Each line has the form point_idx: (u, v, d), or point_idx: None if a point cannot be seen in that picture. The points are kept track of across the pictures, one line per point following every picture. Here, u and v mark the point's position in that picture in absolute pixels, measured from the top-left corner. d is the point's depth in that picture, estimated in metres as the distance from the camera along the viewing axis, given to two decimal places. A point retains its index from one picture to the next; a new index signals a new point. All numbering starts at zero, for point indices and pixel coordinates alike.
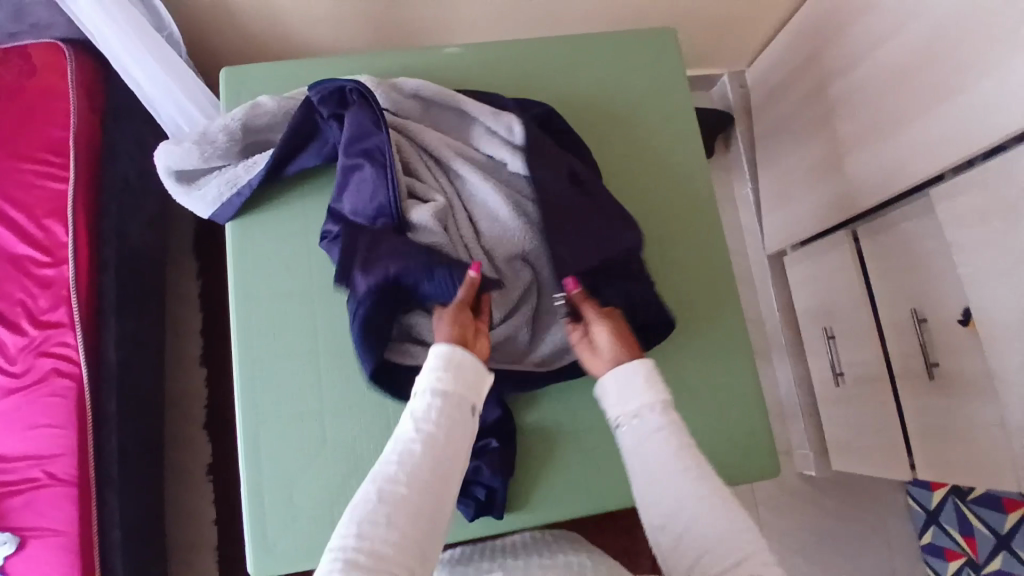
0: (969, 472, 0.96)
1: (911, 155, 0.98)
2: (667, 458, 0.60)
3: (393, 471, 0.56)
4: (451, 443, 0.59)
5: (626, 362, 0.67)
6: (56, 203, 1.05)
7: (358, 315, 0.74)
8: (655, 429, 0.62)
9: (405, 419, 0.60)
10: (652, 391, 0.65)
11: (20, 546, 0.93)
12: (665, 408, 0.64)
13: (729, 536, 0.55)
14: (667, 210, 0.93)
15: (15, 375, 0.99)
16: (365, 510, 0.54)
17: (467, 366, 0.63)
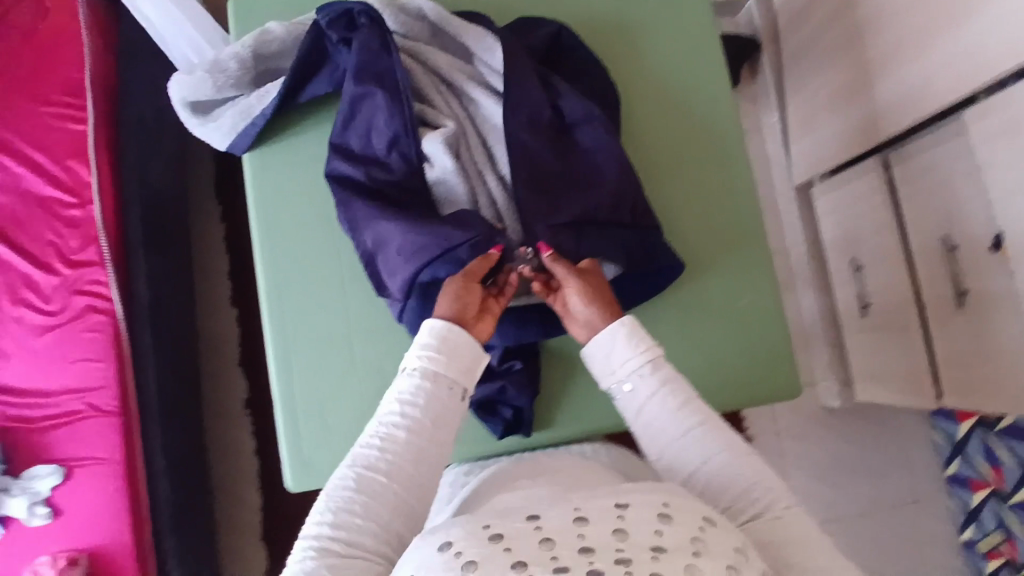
0: (999, 398, 0.96)
1: (943, 71, 0.94)
2: (662, 407, 0.62)
3: (374, 456, 0.55)
4: (439, 421, 0.58)
5: (608, 329, 0.66)
6: (78, 144, 1.08)
7: (371, 261, 0.75)
8: (645, 384, 0.63)
9: (389, 400, 0.59)
10: (638, 346, 0.65)
11: (66, 476, 0.98)
12: (653, 367, 0.64)
13: (726, 456, 0.60)
14: (691, 134, 0.90)
15: (51, 313, 1.03)
16: (344, 492, 0.54)
17: (457, 344, 0.61)
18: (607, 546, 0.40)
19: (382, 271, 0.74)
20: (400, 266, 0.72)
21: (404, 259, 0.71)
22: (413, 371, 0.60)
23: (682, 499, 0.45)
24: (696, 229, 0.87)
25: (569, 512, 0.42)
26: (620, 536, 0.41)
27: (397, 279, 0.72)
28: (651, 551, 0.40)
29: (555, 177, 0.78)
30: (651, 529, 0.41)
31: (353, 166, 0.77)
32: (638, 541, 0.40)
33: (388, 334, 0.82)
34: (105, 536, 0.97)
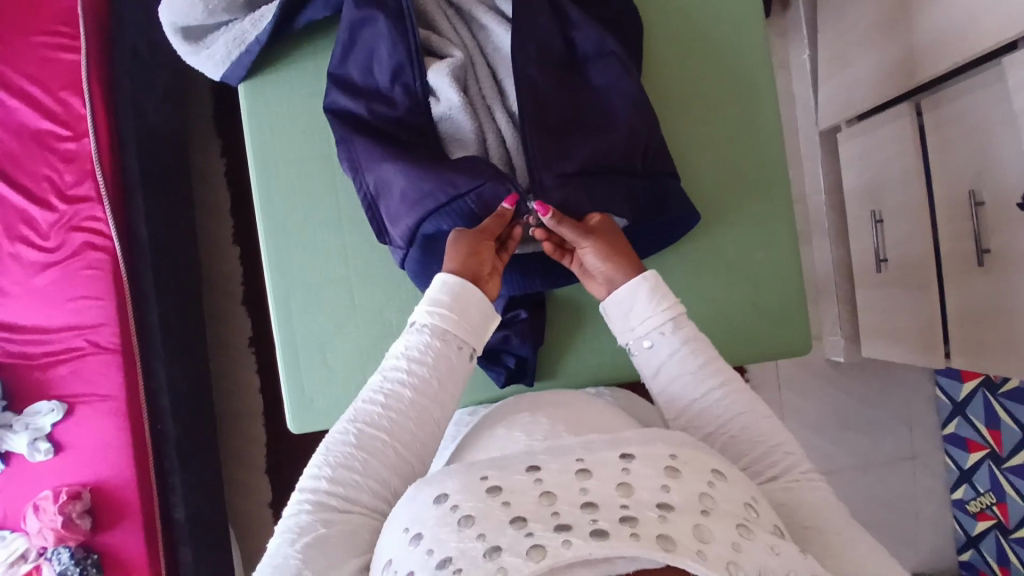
0: (1012, 360, 0.95)
1: (993, 13, 0.87)
2: (685, 362, 0.60)
3: (376, 412, 0.54)
4: (444, 380, 0.57)
5: (630, 285, 0.64)
6: (72, 76, 1.02)
7: (373, 205, 0.72)
8: (666, 340, 0.62)
9: (396, 356, 0.57)
10: (659, 302, 0.63)
11: (68, 413, 0.99)
12: (675, 325, 0.62)
13: (750, 415, 0.58)
14: (714, 74, 0.85)
15: (50, 251, 1.01)
16: (344, 447, 0.53)
17: (466, 302, 0.60)
18: (610, 502, 0.39)
19: (385, 217, 0.71)
20: (404, 212, 0.69)
21: (407, 206, 0.68)
22: (421, 327, 0.58)
23: (691, 451, 0.44)
24: (714, 177, 0.84)
25: (571, 464, 0.42)
26: (625, 491, 0.40)
27: (400, 225, 0.69)
28: (657, 509, 0.38)
29: (568, 114, 0.74)
30: (658, 484, 0.40)
31: (354, 101, 0.73)
32: (643, 497, 0.39)
33: (393, 278, 0.80)
34: (110, 470, 0.99)
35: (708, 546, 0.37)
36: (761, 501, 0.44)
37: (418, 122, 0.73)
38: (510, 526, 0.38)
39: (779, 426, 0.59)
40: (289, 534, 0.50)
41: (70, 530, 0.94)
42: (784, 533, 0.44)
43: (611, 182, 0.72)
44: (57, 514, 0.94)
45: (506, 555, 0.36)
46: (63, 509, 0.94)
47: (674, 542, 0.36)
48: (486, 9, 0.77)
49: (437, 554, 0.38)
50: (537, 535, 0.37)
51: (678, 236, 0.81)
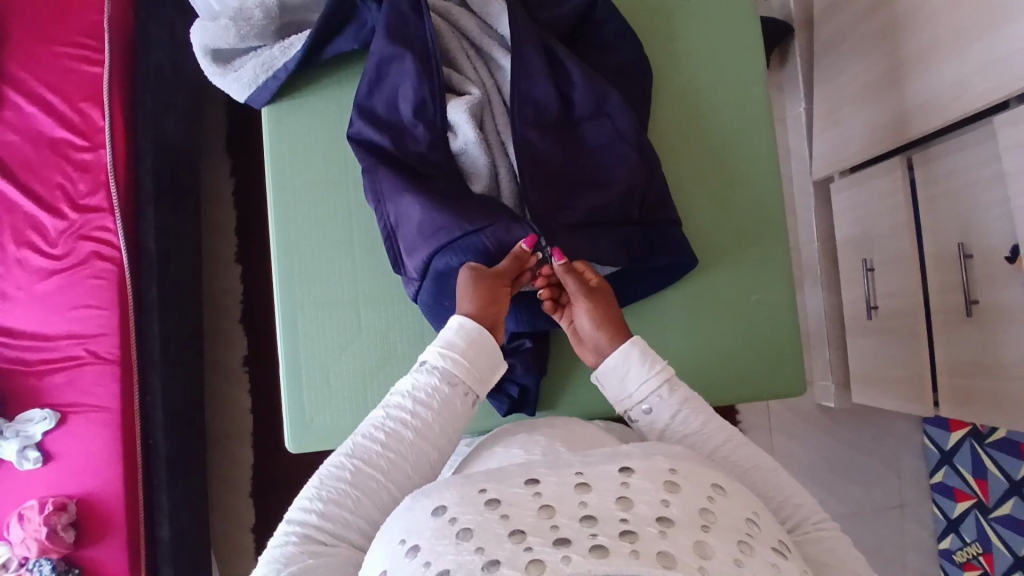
0: (996, 410, 0.97)
1: (979, 77, 0.93)
2: (693, 417, 0.58)
3: (374, 450, 0.53)
4: (443, 427, 0.56)
5: (619, 351, 0.62)
6: (93, 87, 1.06)
7: (391, 236, 0.75)
8: (670, 400, 0.59)
9: (401, 394, 0.56)
10: (653, 363, 0.61)
11: (60, 423, 0.99)
12: (671, 387, 0.60)
13: (750, 445, 0.58)
14: (716, 123, 0.88)
15: (56, 258, 1.03)
16: (338, 483, 0.52)
17: (479, 347, 0.59)
18: (609, 515, 0.39)
19: (402, 248, 0.74)
20: (418, 244, 0.72)
21: (422, 238, 0.71)
22: (432, 369, 0.57)
23: (690, 466, 0.44)
24: (713, 219, 0.86)
25: (570, 478, 0.42)
26: (624, 504, 0.39)
27: (415, 257, 0.72)
28: (657, 524, 0.38)
29: (565, 164, 0.78)
30: (657, 499, 0.40)
31: (377, 132, 0.76)
32: (643, 511, 0.39)
33: (399, 301, 0.81)
34: (98, 483, 0.98)
35: (709, 563, 0.37)
36: (762, 515, 0.44)
37: (437, 157, 0.76)
38: (508, 540, 0.38)
39: (785, 475, 0.57)
40: (273, 565, 0.49)
41: (53, 543, 0.92)
42: (788, 549, 0.43)
43: (610, 234, 0.76)
44: (43, 524, 0.92)
45: (504, 569, 0.36)
46: (48, 519, 0.93)
47: (674, 559, 0.36)
48: (496, 49, 0.81)
49: (434, 566, 0.38)
50: (535, 550, 0.37)
51: (682, 272, 0.83)
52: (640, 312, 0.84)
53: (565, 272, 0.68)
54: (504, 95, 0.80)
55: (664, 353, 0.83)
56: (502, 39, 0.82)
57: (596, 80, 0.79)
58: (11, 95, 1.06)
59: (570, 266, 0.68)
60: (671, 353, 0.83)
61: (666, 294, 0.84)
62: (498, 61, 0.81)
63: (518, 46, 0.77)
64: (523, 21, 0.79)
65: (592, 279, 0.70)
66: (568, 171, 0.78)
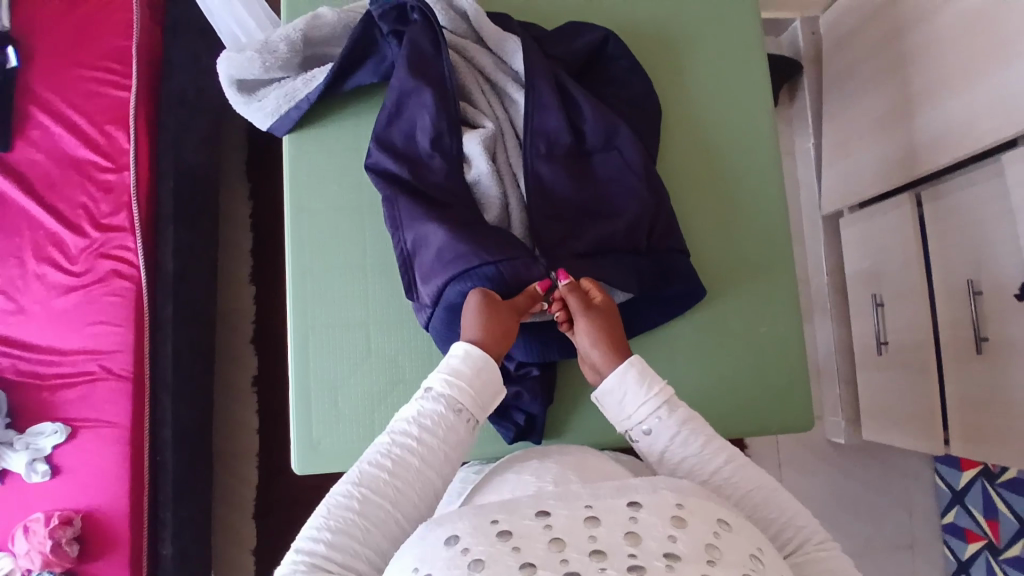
0: (1006, 448, 0.96)
1: (984, 116, 0.95)
2: (691, 440, 0.58)
3: (382, 479, 0.53)
4: (447, 453, 0.56)
5: (617, 371, 0.62)
6: (119, 110, 1.10)
7: (408, 261, 0.77)
8: (668, 423, 0.59)
9: (406, 420, 0.57)
10: (651, 386, 0.61)
11: (70, 436, 1.00)
12: (670, 408, 0.60)
13: (751, 469, 0.57)
14: (724, 157, 0.90)
15: (75, 274, 1.06)
16: (347, 512, 0.52)
17: (484, 374, 0.60)
18: (617, 550, 0.39)
19: (417, 274, 0.75)
20: (436, 271, 0.73)
21: (440, 264, 0.72)
22: (437, 396, 0.58)
23: (696, 500, 0.45)
24: (721, 252, 0.87)
25: (579, 511, 0.42)
26: (632, 540, 0.40)
27: (430, 284, 0.73)
28: (664, 559, 0.39)
29: (576, 196, 0.79)
30: (664, 534, 0.40)
31: (392, 160, 0.77)
32: (650, 546, 0.39)
33: (409, 327, 0.82)
34: (105, 498, 0.98)
35: None
36: (767, 551, 0.44)
37: (449, 184, 0.77)
38: (518, 572, 0.38)
39: (787, 496, 0.57)
40: None
41: (58, 557, 0.93)
42: None
43: (615, 266, 0.76)
44: (47, 537, 0.93)
45: None
46: (53, 532, 0.94)
47: None
48: (510, 84, 0.83)
49: None
50: None
51: (688, 304, 0.83)
52: (648, 342, 0.84)
53: (567, 290, 0.70)
54: (516, 129, 0.83)
55: (670, 383, 0.83)
56: (515, 74, 0.85)
57: (607, 114, 0.81)
58: (40, 117, 1.09)
59: (574, 284, 0.71)
60: (677, 383, 0.83)
61: (673, 325, 0.85)
62: (511, 95, 0.83)
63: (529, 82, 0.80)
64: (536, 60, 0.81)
65: (597, 297, 0.71)
66: (578, 204, 0.79)
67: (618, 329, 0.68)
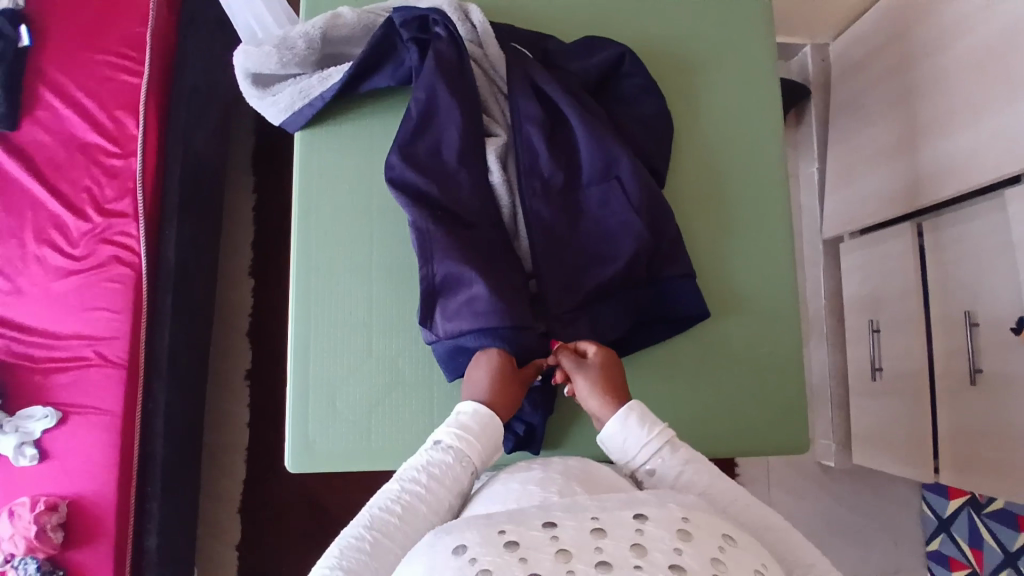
0: (995, 480, 0.97)
1: (988, 151, 0.96)
2: (695, 478, 0.59)
3: (392, 523, 0.53)
4: (454, 503, 0.57)
5: (618, 414, 0.63)
6: (129, 97, 1.09)
7: (430, 295, 0.74)
8: (672, 462, 0.59)
9: (415, 469, 0.57)
10: (651, 426, 0.61)
11: (60, 421, 0.99)
12: (672, 447, 0.60)
13: (754, 503, 0.58)
14: (732, 178, 0.90)
15: (75, 258, 1.05)
16: (358, 553, 0.52)
17: (491, 430, 0.61)
18: (623, 562, 0.39)
19: (439, 311, 0.74)
20: (464, 316, 0.72)
21: (470, 312, 0.72)
22: (446, 448, 0.58)
23: (702, 515, 0.45)
24: (724, 271, 0.88)
25: (586, 523, 0.42)
26: (637, 552, 0.40)
27: (454, 324, 0.73)
28: (669, 571, 0.38)
29: (577, 221, 0.81)
30: (670, 547, 0.40)
31: (423, 179, 0.77)
32: (656, 558, 0.39)
33: (410, 332, 0.82)
34: (92, 486, 0.97)
35: None
36: (771, 568, 0.44)
37: (474, 209, 0.78)
38: None
39: (789, 528, 0.57)
40: None
41: (41, 542, 0.92)
42: None
43: (609, 305, 0.79)
44: (32, 522, 0.92)
45: None
46: (38, 518, 0.93)
47: None
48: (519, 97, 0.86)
49: None
50: None
51: (692, 323, 0.84)
52: (648, 358, 0.84)
53: (560, 351, 0.72)
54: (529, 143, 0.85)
55: (668, 400, 0.83)
56: None
57: (606, 142, 0.79)
58: (49, 99, 1.09)
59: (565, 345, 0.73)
60: (674, 400, 0.84)
61: (673, 343, 0.85)
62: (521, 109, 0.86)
63: (521, 99, 0.81)
64: (525, 82, 0.82)
65: (591, 352, 0.72)
66: (580, 227, 0.81)
67: (621, 379, 0.69)
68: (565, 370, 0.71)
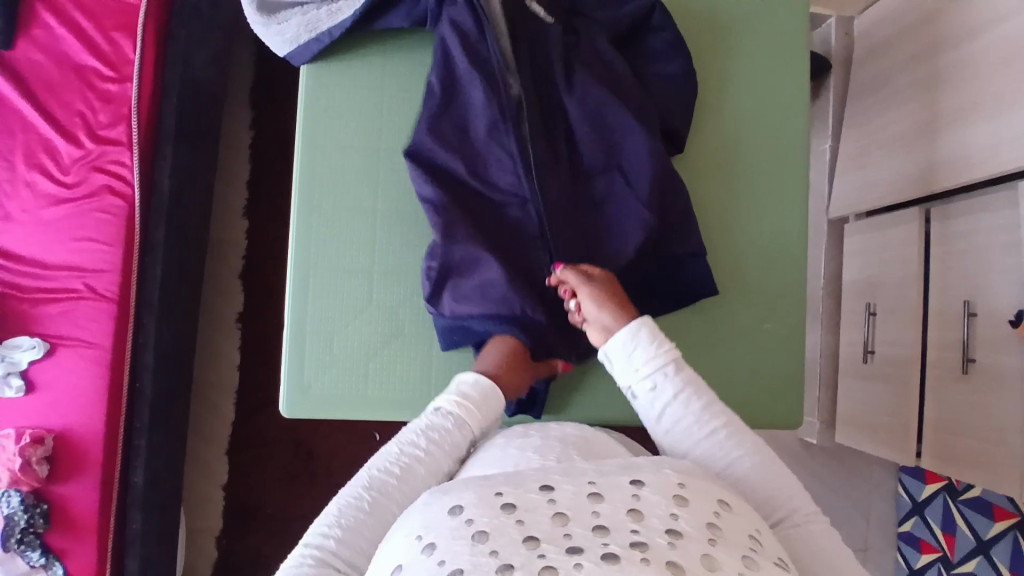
0: (975, 470, 0.98)
1: (1011, 141, 0.94)
2: (696, 404, 0.57)
3: (390, 483, 0.53)
4: (452, 467, 0.57)
5: (629, 327, 0.60)
6: (128, 19, 1.04)
7: (439, 276, 0.74)
8: (673, 384, 0.58)
9: (414, 432, 0.57)
10: (660, 344, 0.59)
11: (48, 353, 0.98)
12: (677, 367, 0.59)
13: (751, 437, 0.56)
14: (750, 149, 0.88)
15: (67, 187, 1.01)
16: (357, 510, 0.51)
17: (490, 400, 0.62)
18: (620, 525, 0.38)
19: (448, 291, 0.74)
20: (475, 298, 0.73)
21: (483, 296, 0.73)
22: (446, 414, 0.59)
23: (697, 481, 0.44)
24: (734, 246, 0.86)
25: (583, 487, 0.41)
26: (634, 516, 0.39)
27: (463, 307, 0.73)
28: (666, 535, 0.38)
29: (599, 195, 0.79)
30: (667, 512, 0.40)
31: (456, 159, 0.76)
32: (653, 523, 0.39)
33: (411, 285, 0.80)
34: (78, 420, 0.96)
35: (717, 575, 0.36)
36: (764, 533, 0.44)
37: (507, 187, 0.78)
38: (522, 545, 0.37)
39: (782, 466, 0.56)
40: None
41: (25, 475, 0.92)
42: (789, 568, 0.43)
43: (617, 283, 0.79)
44: (17, 454, 0.92)
45: (517, 573, 0.35)
46: (23, 450, 0.92)
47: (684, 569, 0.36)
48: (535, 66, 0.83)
49: (449, 565, 0.37)
50: (548, 556, 0.36)
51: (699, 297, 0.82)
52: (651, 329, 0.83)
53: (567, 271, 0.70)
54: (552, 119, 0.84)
55: None
56: None
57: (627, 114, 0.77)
58: (42, 14, 1.04)
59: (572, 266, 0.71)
60: None
61: (677, 314, 0.84)
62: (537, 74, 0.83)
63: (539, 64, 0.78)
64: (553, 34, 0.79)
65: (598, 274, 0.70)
66: (601, 206, 0.78)
67: (629, 302, 0.67)
68: (571, 286, 0.69)
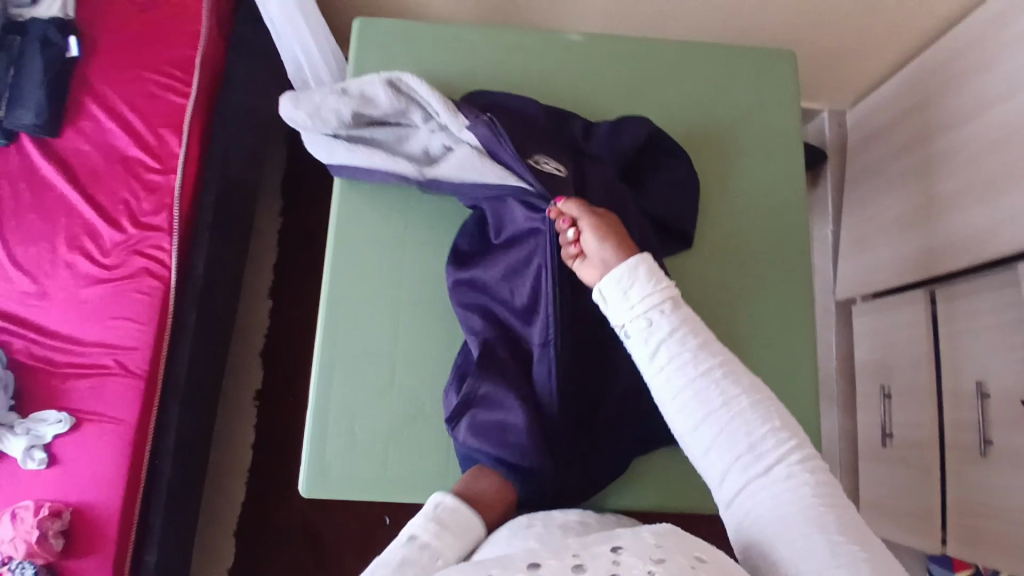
0: (1001, 556, 0.96)
1: (1005, 225, 0.99)
2: (692, 343, 0.56)
3: None
4: None
5: (627, 262, 0.61)
6: (175, 117, 1.13)
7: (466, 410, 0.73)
8: (669, 321, 0.57)
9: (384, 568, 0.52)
10: (655, 280, 0.60)
11: (74, 428, 0.99)
12: (673, 305, 0.59)
13: (745, 377, 0.56)
14: (755, 235, 0.93)
15: (106, 267, 1.07)
16: None
17: (464, 522, 0.59)
18: None
19: (466, 422, 0.72)
20: (489, 436, 0.70)
21: (495, 436, 0.70)
22: (418, 543, 0.55)
23: (673, 537, 0.45)
24: (743, 327, 0.89)
25: (568, 561, 0.42)
26: None
27: (478, 443, 0.70)
28: None
29: None
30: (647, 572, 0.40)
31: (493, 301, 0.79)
32: None
33: (432, 365, 0.83)
34: (98, 496, 0.97)
35: None
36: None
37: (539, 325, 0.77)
38: None
39: (775, 405, 0.55)
40: None
41: (41, 548, 0.91)
42: None
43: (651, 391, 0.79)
44: (35, 526, 0.92)
45: None
46: (41, 522, 0.92)
47: None
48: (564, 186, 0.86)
49: None
50: None
51: None
52: None
53: (571, 203, 0.71)
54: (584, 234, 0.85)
55: None
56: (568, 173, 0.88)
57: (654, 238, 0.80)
58: (96, 112, 1.13)
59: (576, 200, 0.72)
60: None
61: None
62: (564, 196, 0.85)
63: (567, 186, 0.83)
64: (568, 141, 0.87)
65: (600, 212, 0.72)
66: None
67: (628, 239, 0.68)
68: (571, 217, 0.71)
